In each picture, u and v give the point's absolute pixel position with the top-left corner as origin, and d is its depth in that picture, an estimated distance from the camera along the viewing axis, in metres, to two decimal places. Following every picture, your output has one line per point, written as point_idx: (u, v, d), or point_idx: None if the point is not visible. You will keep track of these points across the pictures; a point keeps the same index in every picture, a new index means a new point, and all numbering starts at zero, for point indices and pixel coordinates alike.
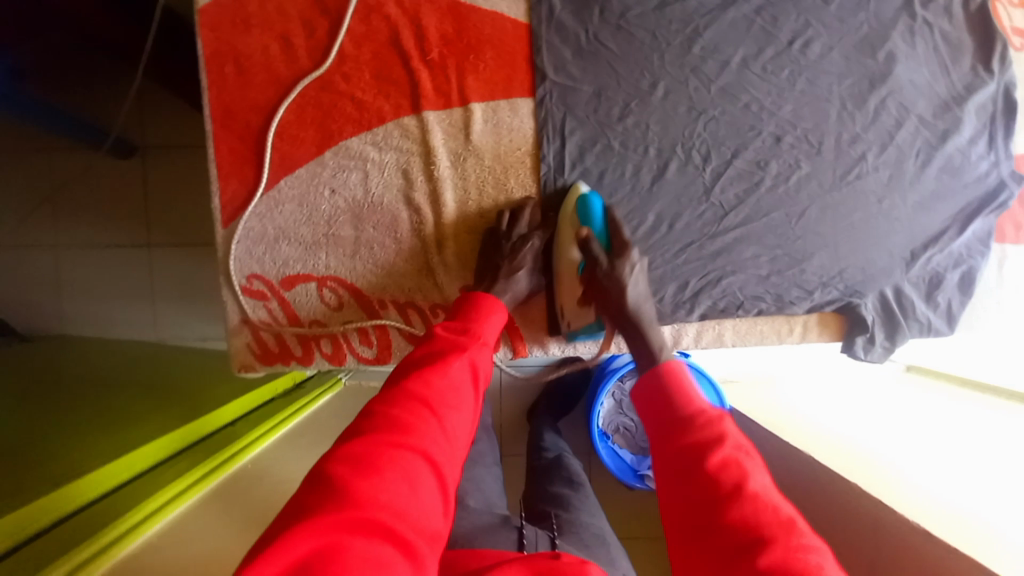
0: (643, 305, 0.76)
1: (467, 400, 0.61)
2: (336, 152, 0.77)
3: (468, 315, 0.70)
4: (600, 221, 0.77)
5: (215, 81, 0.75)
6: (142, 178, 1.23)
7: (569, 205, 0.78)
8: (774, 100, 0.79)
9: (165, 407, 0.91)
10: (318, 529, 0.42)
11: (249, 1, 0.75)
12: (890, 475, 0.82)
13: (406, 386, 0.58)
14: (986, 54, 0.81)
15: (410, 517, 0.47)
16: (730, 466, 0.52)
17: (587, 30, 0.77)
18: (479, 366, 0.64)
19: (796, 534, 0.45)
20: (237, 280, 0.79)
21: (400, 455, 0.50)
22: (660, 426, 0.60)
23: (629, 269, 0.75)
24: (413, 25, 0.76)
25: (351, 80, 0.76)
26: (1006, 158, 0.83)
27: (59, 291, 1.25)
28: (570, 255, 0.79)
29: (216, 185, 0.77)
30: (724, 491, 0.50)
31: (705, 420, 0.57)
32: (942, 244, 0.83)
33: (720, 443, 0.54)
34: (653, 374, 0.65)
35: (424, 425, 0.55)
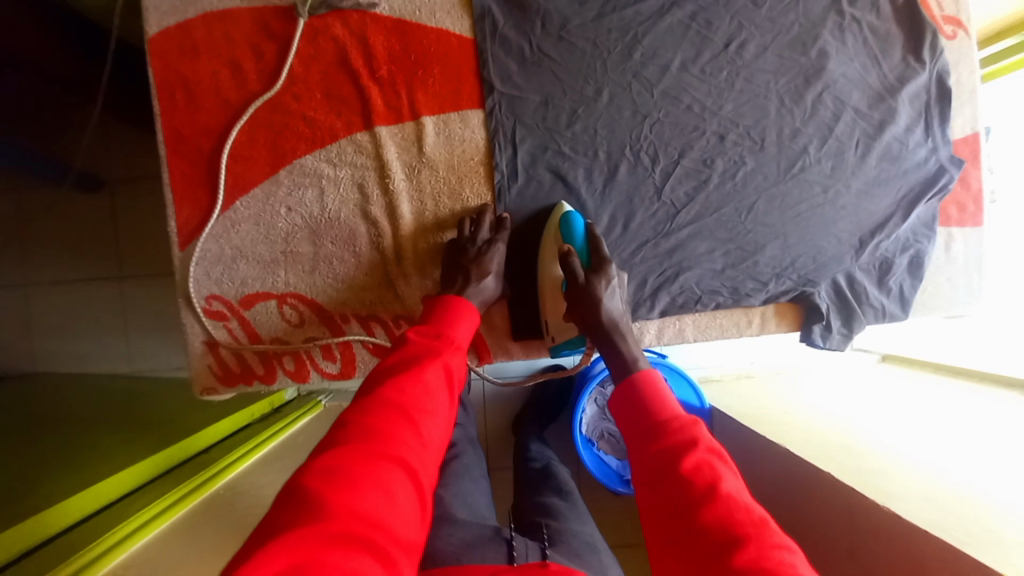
0: (618, 320, 0.75)
1: (443, 404, 0.61)
2: (291, 171, 0.78)
3: (439, 321, 0.70)
4: (581, 239, 0.78)
5: (167, 108, 0.77)
6: (112, 211, 1.24)
7: (552, 223, 0.80)
8: (714, 100, 0.82)
9: (136, 436, 0.90)
10: (292, 544, 0.40)
11: (197, 30, 0.77)
12: (865, 464, 0.83)
13: (381, 394, 0.57)
14: (915, 46, 0.84)
15: (389, 527, 0.46)
16: (703, 468, 0.50)
17: (529, 42, 0.80)
18: (453, 370, 0.64)
19: (772, 535, 0.44)
20: (196, 302, 0.79)
21: (376, 465, 0.49)
22: (635, 431, 0.59)
23: (605, 286, 0.76)
24: (361, 45, 0.78)
25: (302, 101, 0.78)
26: (943, 143, 0.87)
27: (31, 330, 1.24)
28: (553, 271, 0.81)
29: (171, 210, 0.78)
30: (698, 494, 0.48)
31: (679, 424, 0.56)
32: (888, 230, 0.86)
33: (694, 446, 0.53)
34: (628, 385, 0.64)
35: (400, 433, 0.54)
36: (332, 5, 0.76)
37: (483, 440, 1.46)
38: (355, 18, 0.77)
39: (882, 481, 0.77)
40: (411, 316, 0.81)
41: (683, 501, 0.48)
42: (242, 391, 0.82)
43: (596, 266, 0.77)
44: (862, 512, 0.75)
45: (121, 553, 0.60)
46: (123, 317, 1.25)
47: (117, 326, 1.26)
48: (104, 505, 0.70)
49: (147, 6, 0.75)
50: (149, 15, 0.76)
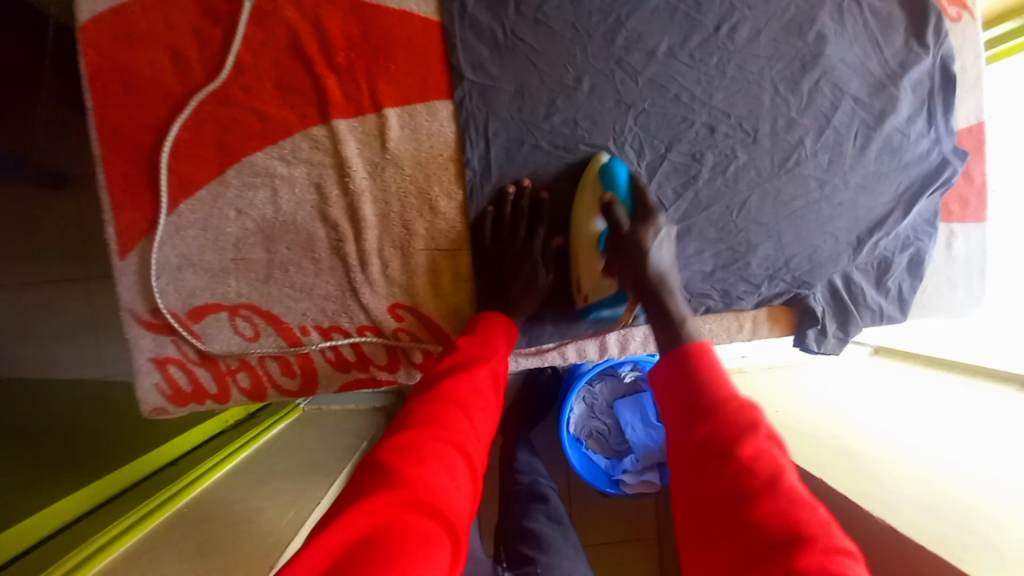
0: (668, 276, 0.70)
1: (493, 407, 0.60)
2: (241, 170, 0.71)
3: (484, 329, 0.69)
4: (624, 188, 0.72)
5: (101, 102, 0.69)
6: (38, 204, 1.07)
7: (591, 174, 0.74)
8: (704, 89, 0.76)
9: (90, 456, 0.87)
10: (377, 508, 0.41)
11: (132, 13, 0.68)
12: (871, 470, 0.81)
13: (443, 387, 0.57)
14: (919, 29, 0.78)
15: (456, 507, 0.46)
16: (764, 456, 0.45)
17: (502, 25, 0.72)
18: (500, 378, 0.64)
19: (837, 537, 0.39)
20: (138, 313, 0.72)
21: (444, 448, 0.50)
22: (682, 405, 0.54)
23: (655, 236, 0.70)
24: (315, 29, 0.70)
25: (251, 91, 0.70)
26: (946, 134, 0.81)
27: None
28: (590, 227, 0.74)
29: (109, 215, 0.70)
30: (759, 480, 0.43)
31: (737, 402, 0.51)
32: (887, 228, 0.81)
33: (754, 429, 0.47)
34: (678, 354, 0.59)
35: (463, 425, 0.54)
36: None
37: None
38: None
39: (881, 488, 0.76)
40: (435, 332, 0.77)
41: (737, 488, 0.43)
42: (196, 410, 0.77)
43: (643, 215, 0.71)
44: (860, 527, 0.73)
45: None
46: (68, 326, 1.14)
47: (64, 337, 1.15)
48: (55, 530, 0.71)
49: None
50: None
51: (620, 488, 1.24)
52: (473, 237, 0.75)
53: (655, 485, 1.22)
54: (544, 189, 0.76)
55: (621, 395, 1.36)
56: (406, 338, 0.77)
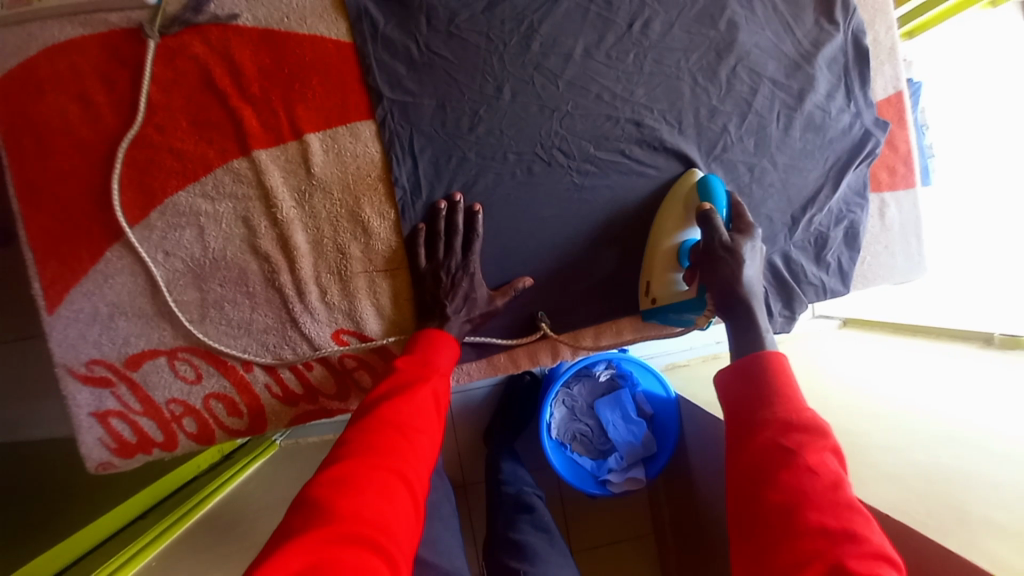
0: (756, 290, 0.67)
1: (436, 425, 0.59)
2: (164, 212, 0.69)
3: (422, 347, 0.68)
4: (720, 200, 0.72)
5: (14, 157, 0.68)
6: None
7: (688, 183, 0.76)
8: (624, 86, 0.77)
9: (52, 519, 0.83)
10: (308, 547, 0.41)
11: (37, 64, 0.67)
12: (854, 442, 0.81)
13: (379, 412, 0.56)
14: (827, 8, 0.80)
15: (395, 532, 0.46)
16: (826, 465, 0.47)
17: (416, 41, 0.72)
18: (442, 396, 0.63)
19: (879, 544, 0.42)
20: (75, 368, 0.70)
21: (382, 475, 0.49)
22: (752, 410, 0.54)
23: (750, 248, 0.68)
24: (226, 62, 0.69)
25: (166, 131, 0.69)
26: (866, 107, 0.83)
27: None
28: (678, 233, 0.76)
29: (33, 270, 0.69)
30: (822, 486, 0.45)
31: (807, 413, 0.51)
32: (819, 204, 0.82)
33: (823, 440, 0.49)
34: (754, 356, 0.59)
35: (403, 448, 0.53)
36: (186, 21, 0.68)
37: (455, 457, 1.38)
38: (215, 33, 0.69)
39: (852, 462, 0.77)
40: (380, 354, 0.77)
41: (798, 495, 0.45)
42: (145, 460, 0.75)
43: (740, 229, 0.70)
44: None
45: None
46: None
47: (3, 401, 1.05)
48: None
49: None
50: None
51: (607, 489, 1.24)
52: (408, 257, 0.75)
53: (641, 481, 1.23)
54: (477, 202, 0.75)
55: (600, 394, 1.34)
56: (352, 364, 0.76)
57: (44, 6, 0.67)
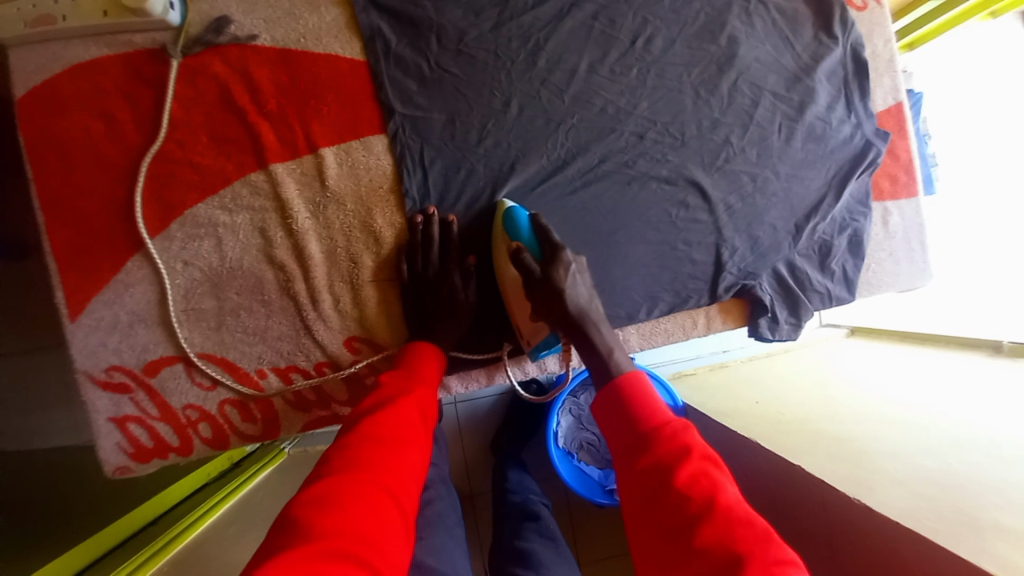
0: (588, 311, 0.72)
1: (421, 438, 0.61)
2: (183, 223, 0.72)
3: (408, 362, 0.70)
4: (528, 232, 0.73)
5: (40, 170, 0.71)
6: None
7: (497, 221, 0.76)
8: (628, 100, 0.79)
9: (64, 526, 0.84)
10: (294, 560, 0.41)
11: (66, 84, 0.71)
12: (861, 449, 0.80)
13: (360, 429, 0.58)
14: (825, 22, 0.83)
15: (382, 547, 0.46)
16: (701, 478, 0.50)
17: (427, 59, 0.75)
18: (427, 407, 0.65)
19: (772, 543, 0.44)
20: (94, 374, 0.72)
21: (365, 491, 0.50)
22: (626, 441, 0.57)
23: (565, 273, 0.71)
24: (245, 81, 0.72)
25: (187, 146, 0.71)
26: (866, 118, 0.85)
27: None
28: (509, 273, 0.75)
29: (56, 280, 0.71)
30: (697, 502, 0.47)
31: (670, 431, 0.55)
32: (822, 213, 0.83)
33: (688, 454, 0.52)
34: (614, 388, 0.63)
35: (385, 463, 0.54)
36: (208, 42, 0.71)
37: (462, 466, 1.38)
38: (234, 52, 0.72)
39: (860, 469, 0.76)
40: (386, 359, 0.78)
41: (681, 513, 0.47)
42: (161, 465, 0.76)
43: (551, 255, 0.72)
44: (844, 513, 0.73)
45: None
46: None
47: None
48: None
49: (12, 65, 0.71)
50: (14, 75, 0.71)
51: (615, 500, 1.23)
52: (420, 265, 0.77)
53: None
54: (484, 213, 0.77)
55: None
56: (363, 371, 0.78)
57: (69, 26, 0.70)
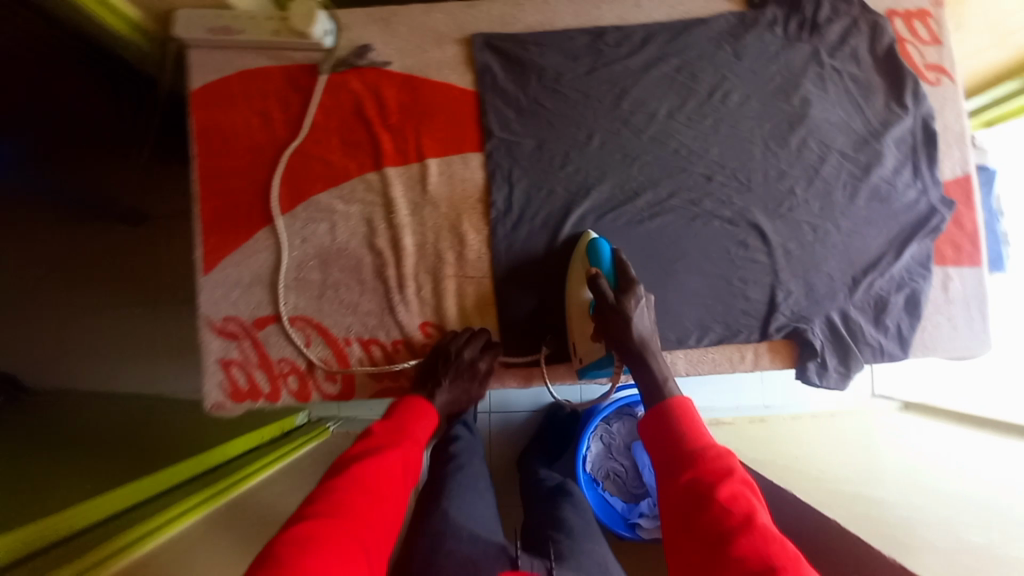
0: (649, 340, 0.76)
1: (401, 495, 0.62)
2: (307, 207, 0.86)
3: (403, 416, 0.73)
4: (607, 262, 0.79)
5: (203, 150, 0.86)
6: (139, 243, 1.28)
7: (580, 249, 0.84)
8: (701, 145, 0.87)
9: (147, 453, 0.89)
10: None
11: (234, 83, 0.87)
12: (900, 517, 0.78)
13: (346, 478, 0.59)
14: (897, 93, 0.88)
15: None
16: (739, 499, 0.54)
17: (526, 94, 0.87)
18: (415, 459, 0.67)
19: (804, 565, 0.48)
20: (213, 321, 0.84)
21: (340, 543, 0.50)
22: (668, 459, 0.62)
23: (635, 304, 0.76)
24: (375, 98, 0.87)
25: (321, 145, 0.86)
26: (933, 186, 0.88)
27: None
28: (581, 295, 0.83)
29: (198, 239, 0.85)
30: (736, 519, 0.52)
31: (713, 452, 0.60)
32: (880, 269, 0.86)
33: (729, 477, 0.56)
34: (660, 408, 0.67)
35: (362, 516, 0.55)
36: (351, 64, 0.86)
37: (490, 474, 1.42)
38: (370, 74, 0.86)
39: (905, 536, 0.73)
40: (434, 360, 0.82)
41: (720, 528, 0.51)
42: (249, 408, 0.87)
43: (624, 287, 0.77)
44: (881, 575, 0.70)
45: (127, 555, 0.60)
46: (107, 341, 1.23)
47: (95, 344, 1.22)
48: (100, 520, 0.69)
49: (192, 63, 0.86)
50: (194, 72, 0.87)
51: (636, 534, 1.25)
52: (494, 268, 0.87)
53: None
54: (557, 229, 0.87)
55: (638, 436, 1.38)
56: None
57: (245, 39, 0.85)
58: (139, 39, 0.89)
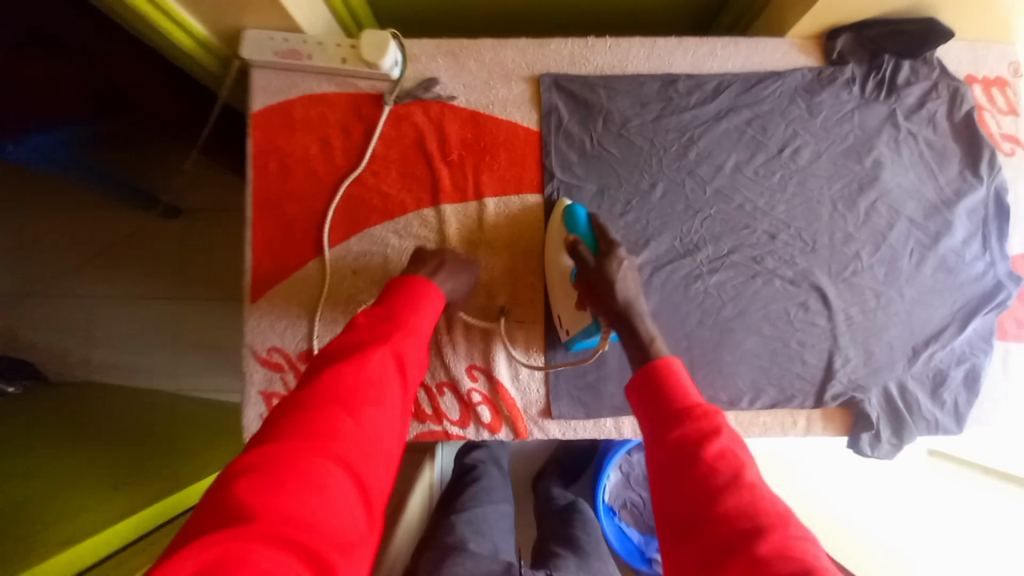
0: (635, 300, 0.74)
1: (390, 394, 0.58)
2: (361, 239, 0.84)
3: (390, 308, 0.67)
4: (585, 228, 0.78)
5: (259, 174, 0.85)
6: (181, 238, 1.30)
7: (557, 217, 0.82)
8: (767, 201, 0.85)
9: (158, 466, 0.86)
10: (219, 540, 0.39)
11: (295, 108, 0.86)
12: None
13: (322, 384, 0.55)
14: (973, 161, 0.85)
15: (324, 528, 0.45)
16: (727, 458, 0.53)
17: (591, 137, 0.85)
18: (402, 360, 0.62)
19: (790, 521, 0.48)
20: (259, 351, 0.83)
21: (319, 463, 0.48)
22: (654, 419, 0.60)
23: (618, 266, 0.75)
24: (438, 132, 0.85)
25: (379, 176, 0.85)
26: (1001, 259, 0.85)
27: (92, 338, 1.30)
28: (560, 262, 0.80)
29: (249, 265, 0.84)
30: (723, 475, 0.52)
31: (700, 410, 0.58)
32: (942, 341, 0.84)
33: (716, 435, 0.55)
34: (646, 371, 0.64)
35: (340, 428, 0.52)
36: (416, 96, 0.85)
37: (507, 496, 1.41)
38: (435, 108, 0.85)
39: None
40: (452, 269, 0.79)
41: (706, 484, 0.52)
42: None
43: (605, 250, 0.76)
44: None
45: None
46: (135, 331, 1.30)
47: (123, 332, 1.30)
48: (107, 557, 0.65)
49: (255, 84, 0.85)
50: (256, 94, 0.85)
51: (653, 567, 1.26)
52: (546, 313, 0.85)
53: None
54: None
55: None
56: (478, 398, 0.83)
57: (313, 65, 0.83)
58: (206, 59, 0.87)
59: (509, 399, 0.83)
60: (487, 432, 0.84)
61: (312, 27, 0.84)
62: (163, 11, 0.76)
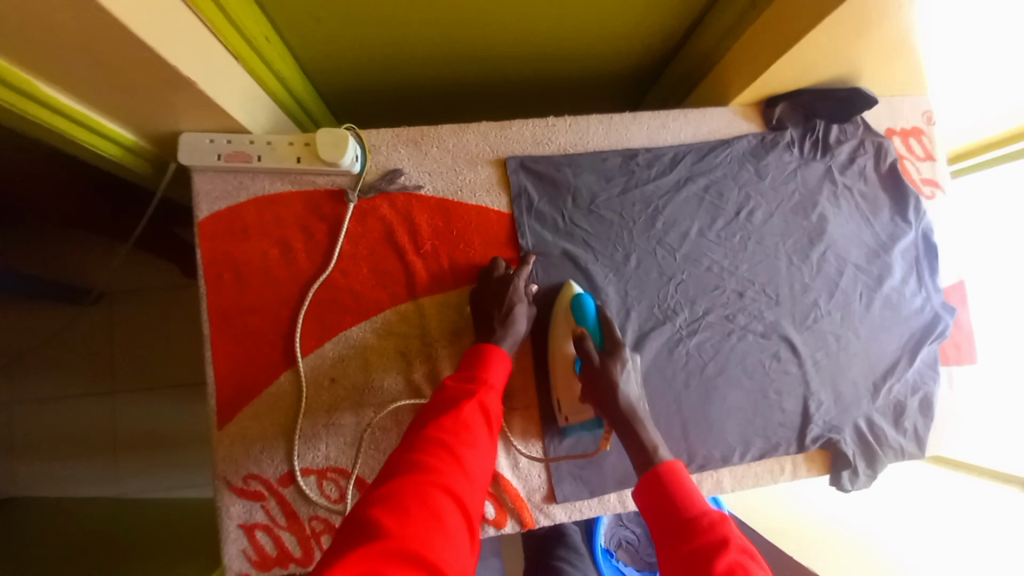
0: (638, 407, 0.73)
1: (484, 440, 0.59)
2: (337, 343, 0.80)
3: (472, 364, 0.69)
4: (594, 321, 0.79)
5: (213, 287, 0.78)
6: (110, 326, 1.14)
7: (562, 304, 0.81)
8: (731, 261, 0.90)
9: None
10: (355, 559, 0.41)
11: (248, 212, 0.80)
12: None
13: (426, 431, 0.57)
14: (901, 207, 0.95)
15: (446, 559, 0.46)
16: (736, 570, 0.49)
17: (562, 215, 0.87)
18: (490, 411, 0.63)
19: None
20: (234, 483, 0.76)
21: (432, 499, 0.49)
22: (665, 530, 0.58)
23: (621, 369, 0.74)
24: (406, 223, 0.83)
25: (349, 275, 0.81)
26: (935, 292, 0.95)
27: (14, 447, 1.10)
28: (564, 348, 0.80)
29: (212, 388, 0.77)
30: None
31: (708, 519, 0.56)
32: (897, 374, 0.91)
33: (726, 547, 0.52)
34: (655, 479, 0.63)
35: (446, 467, 0.53)
36: (380, 188, 0.82)
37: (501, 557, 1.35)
38: (400, 199, 0.83)
39: None
40: (483, 287, 0.79)
41: None
42: None
43: (609, 349, 0.76)
44: None
45: None
46: (65, 435, 1.11)
47: (46, 437, 1.11)
48: None
49: (198, 191, 0.79)
50: (199, 199, 0.79)
51: None
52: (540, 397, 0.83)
53: None
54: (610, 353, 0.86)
55: None
56: None
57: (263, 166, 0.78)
58: (133, 162, 0.79)
59: (512, 490, 0.80)
60: (493, 528, 0.80)
61: (257, 125, 0.79)
62: (75, 119, 0.68)
